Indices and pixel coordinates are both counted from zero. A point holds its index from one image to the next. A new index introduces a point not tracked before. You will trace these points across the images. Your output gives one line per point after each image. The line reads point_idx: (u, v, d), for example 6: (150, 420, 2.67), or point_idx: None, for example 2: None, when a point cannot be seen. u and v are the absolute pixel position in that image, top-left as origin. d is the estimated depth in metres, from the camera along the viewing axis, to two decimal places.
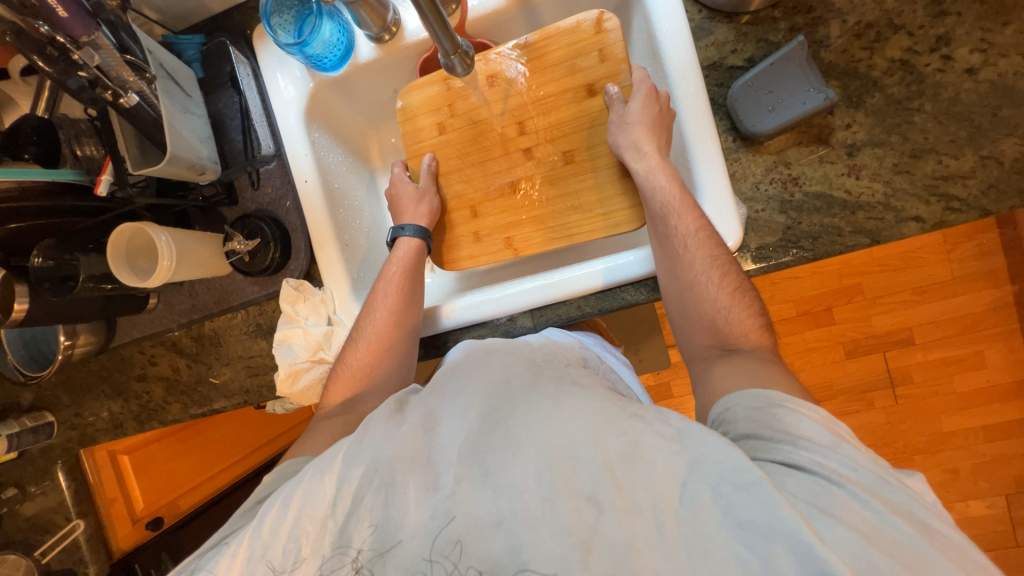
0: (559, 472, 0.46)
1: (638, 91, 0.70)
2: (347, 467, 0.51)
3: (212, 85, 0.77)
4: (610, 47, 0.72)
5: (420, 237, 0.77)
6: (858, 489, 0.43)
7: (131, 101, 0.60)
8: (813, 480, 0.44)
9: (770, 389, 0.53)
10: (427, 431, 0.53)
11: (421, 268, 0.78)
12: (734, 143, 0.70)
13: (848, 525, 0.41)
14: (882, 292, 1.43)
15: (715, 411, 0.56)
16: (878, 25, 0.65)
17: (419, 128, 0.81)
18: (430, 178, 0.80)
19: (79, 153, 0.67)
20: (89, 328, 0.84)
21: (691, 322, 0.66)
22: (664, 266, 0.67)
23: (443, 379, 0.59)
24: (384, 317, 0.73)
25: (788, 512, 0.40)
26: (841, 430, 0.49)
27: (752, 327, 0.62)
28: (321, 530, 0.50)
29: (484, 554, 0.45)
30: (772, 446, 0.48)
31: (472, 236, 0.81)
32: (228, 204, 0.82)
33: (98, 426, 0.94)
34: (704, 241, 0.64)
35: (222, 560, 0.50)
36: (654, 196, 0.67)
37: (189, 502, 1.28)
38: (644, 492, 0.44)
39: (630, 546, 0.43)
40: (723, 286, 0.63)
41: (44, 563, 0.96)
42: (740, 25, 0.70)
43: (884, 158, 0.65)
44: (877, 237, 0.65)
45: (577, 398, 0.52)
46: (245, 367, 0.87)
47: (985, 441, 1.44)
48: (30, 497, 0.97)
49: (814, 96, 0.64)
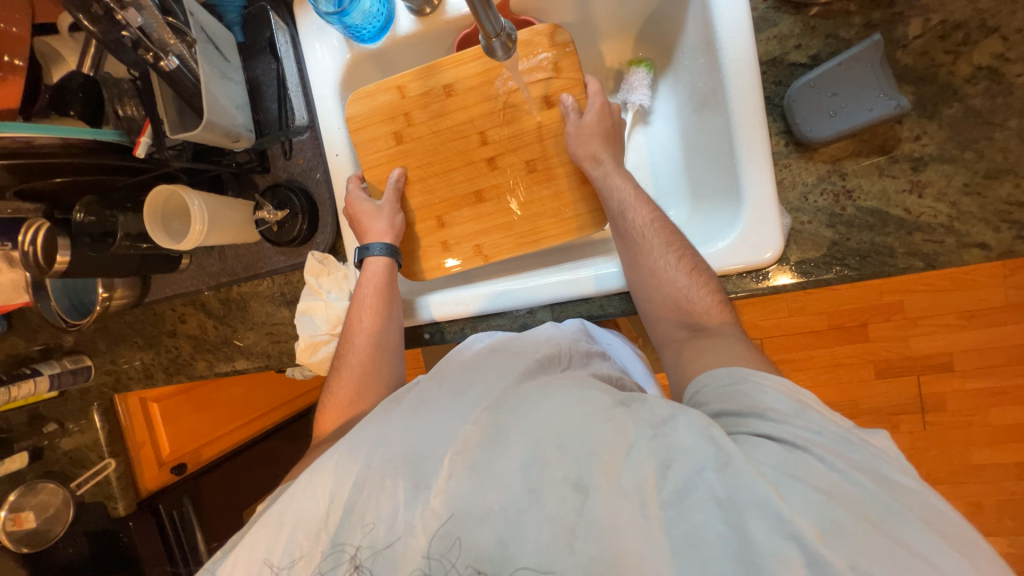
0: (545, 459, 0.46)
1: (592, 104, 0.73)
2: (339, 475, 0.51)
3: (251, 51, 0.76)
4: (563, 57, 0.73)
5: (387, 255, 0.75)
6: (824, 452, 0.43)
7: (171, 64, 0.60)
8: (781, 448, 0.44)
9: (735, 366, 0.53)
10: (414, 427, 0.53)
11: (394, 285, 0.76)
12: (786, 147, 0.65)
13: (816, 486, 0.41)
14: (926, 312, 1.35)
15: (690, 392, 0.55)
16: (968, 26, 0.59)
17: (378, 136, 0.78)
18: (396, 195, 0.77)
19: (120, 113, 0.69)
20: (125, 283, 0.88)
21: (656, 304, 0.64)
22: (625, 259, 0.67)
23: (444, 369, 0.62)
24: (363, 343, 0.73)
25: (757, 480, 0.40)
26: (806, 399, 0.48)
27: (712, 304, 0.61)
28: (315, 541, 0.50)
29: (474, 546, 0.44)
30: (741, 420, 0.47)
31: (440, 245, 0.80)
32: (260, 172, 0.82)
33: (131, 374, 0.99)
34: (660, 230, 0.66)
35: (226, 565, 0.51)
36: (608, 204, 0.70)
37: (212, 451, 1.31)
38: (628, 474, 0.44)
39: (613, 527, 0.42)
40: (681, 267, 0.63)
41: (79, 494, 1.04)
42: (808, 18, 0.64)
43: (954, 176, 0.60)
44: (933, 262, 0.61)
45: (564, 390, 0.51)
46: (268, 333, 0.89)
47: (1017, 479, 1.36)
48: (69, 432, 1.05)
49: (883, 103, 0.59)
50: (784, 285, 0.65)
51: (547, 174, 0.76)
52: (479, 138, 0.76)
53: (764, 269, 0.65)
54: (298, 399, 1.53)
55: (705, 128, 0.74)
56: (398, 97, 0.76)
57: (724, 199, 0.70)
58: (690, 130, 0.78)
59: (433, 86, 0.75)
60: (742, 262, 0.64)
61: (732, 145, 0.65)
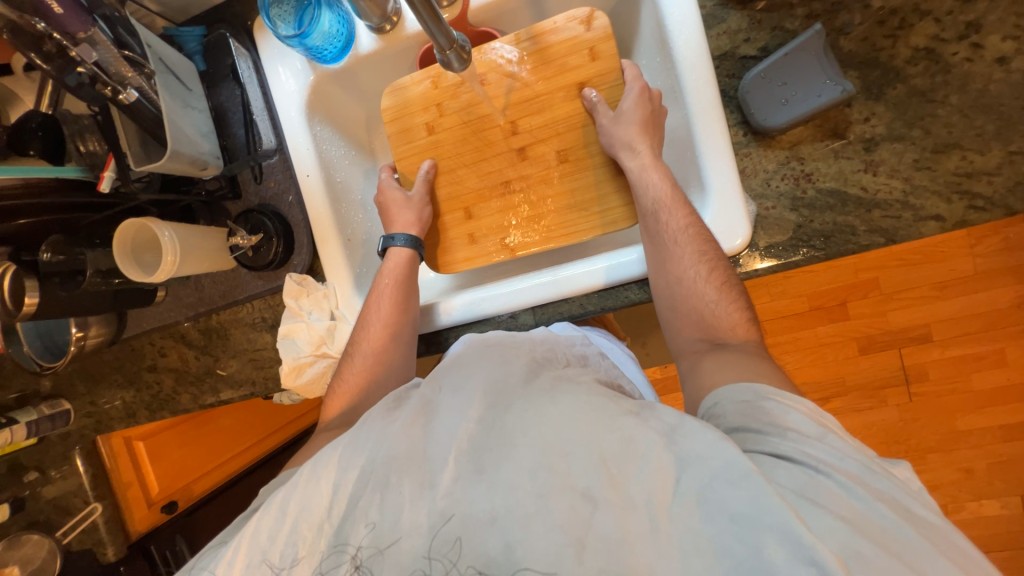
0: (554, 467, 0.46)
1: (632, 89, 0.71)
2: (344, 468, 0.51)
3: (213, 78, 0.76)
4: (602, 44, 0.73)
5: (411, 247, 0.77)
6: (845, 479, 0.43)
7: (130, 97, 0.60)
8: (801, 470, 0.44)
9: (755, 382, 0.53)
10: (422, 426, 0.52)
11: (415, 278, 0.78)
12: (745, 137, 0.67)
13: (836, 514, 0.41)
14: (900, 287, 1.39)
15: (707, 404, 0.56)
16: (903, 11, 0.61)
17: (411, 126, 0.80)
18: (427, 184, 0.79)
19: (81, 149, 0.67)
20: (100, 320, 0.86)
21: (679, 315, 0.65)
22: (653, 262, 0.67)
23: (443, 370, 0.60)
24: (378, 331, 0.73)
25: (776, 502, 0.40)
26: (827, 423, 0.49)
27: (738, 321, 0.62)
28: (317, 534, 0.50)
29: (479, 550, 0.44)
30: (761, 438, 0.48)
31: (467, 238, 0.81)
32: (231, 198, 0.82)
33: (112, 413, 0.97)
34: (694, 237, 0.64)
35: (222, 563, 0.50)
36: (642, 199, 0.68)
37: (203, 487, 1.30)
38: (638, 487, 0.45)
39: (624, 542, 0.42)
40: (710, 280, 0.63)
41: (65, 543, 1.01)
42: (754, 12, 0.67)
43: (905, 153, 0.62)
44: (893, 237, 0.63)
45: (570, 394, 0.52)
46: (251, 360, 0.88)
47: (1001, 441, 1.40)
48: (51, 480, 1.02)
49: (830, 89, 0.61)
50: (754, 271, 0.67)
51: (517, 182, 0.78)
52: (506, 129, 0.77)
53: (736, 255, 0.67)
54: (291, 425, 1.49)
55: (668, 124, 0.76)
56: (432, 87, 0.78)
57: (694, 190, 0.72)
58: None
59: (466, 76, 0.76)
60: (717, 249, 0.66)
61: (693, 139, 0.67)
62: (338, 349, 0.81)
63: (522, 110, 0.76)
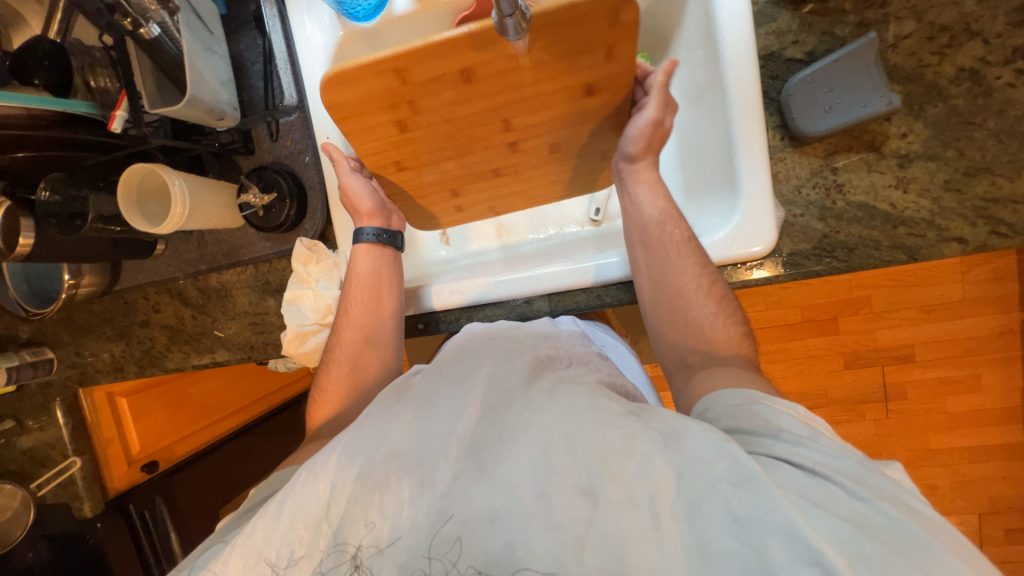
0: (556, 465, 0.46)
1: (651, 99, 0.65)
2: (342, 467, 0.50)
3: (234, 24, 0.74)
4: (622, 45, 0.58)
5: (382, 240, 0.75)
6: (844, 477, 0.43)
7: (152, 32, 0.56)
8: (801, 473, 0.44)
9: (745, 389, 0.54)
10: (419, 420, 0.52)
11: (383, 281, 0.75)
12: (782, 142, 0.67)
13: (839, 515, 0.41)
14: (891, 306, 1.42)
15: (698, 411, 0.56)
16: (953, 29, 0.61)
17: (375, 126, 0.64)
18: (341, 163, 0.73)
19: (92, 84, 0.64)
20: (94, 269, 0.82)
21: (676, 327, 0.65)
22: (648, 274, 0.67)
23: (445, 363, 0.60)
24: (348, 336, 0.73)
25: (778, 499, 0.40)
26: (817, 425, 0.50)
27: (733, 335, 0.64)
28: (315, 533, 0.49)
29: (480, 549, 0.44)
30: (756, 440, 0.47)
31: (455, 209, 0.82)
32: (244, 153, 0.78)
33: (98, 366, 0.94)
34: (695, 251, 0.66)
35: (218, 563, 0.50)
36: (643, 212, 0.69)
37: (185, 449, 1.23)
38: (640, 485, 0.44)
39: (625, 541, 0.42)
40: (711, 293, 0.64)
41: (40, 496, 0.98)
42: (803, 15, 0.66)
43: (936, 173, 0.63)
44: (915, 255, 0.63)
45: (573, 395, 0.52)
46: (251, 323, 0.85)
47: (968, 461, 1.46)
48: (28, 430, 0.99)
49: (876, 100, 0.61)
50: (774, 277, 0.67)
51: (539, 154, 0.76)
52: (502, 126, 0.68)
53: (758, 261, 0.67)
54: (276, 393, 1.47)
55: (700, 122, 0.75)
56: (398, 83, 0.59)
57: (720, 195, 0.71)
58: (682, 124, 0.80)
59: (446, 71, 0.58)
60: (739, 254, 0.66)
61: (730, 142, 0.67)
62: None
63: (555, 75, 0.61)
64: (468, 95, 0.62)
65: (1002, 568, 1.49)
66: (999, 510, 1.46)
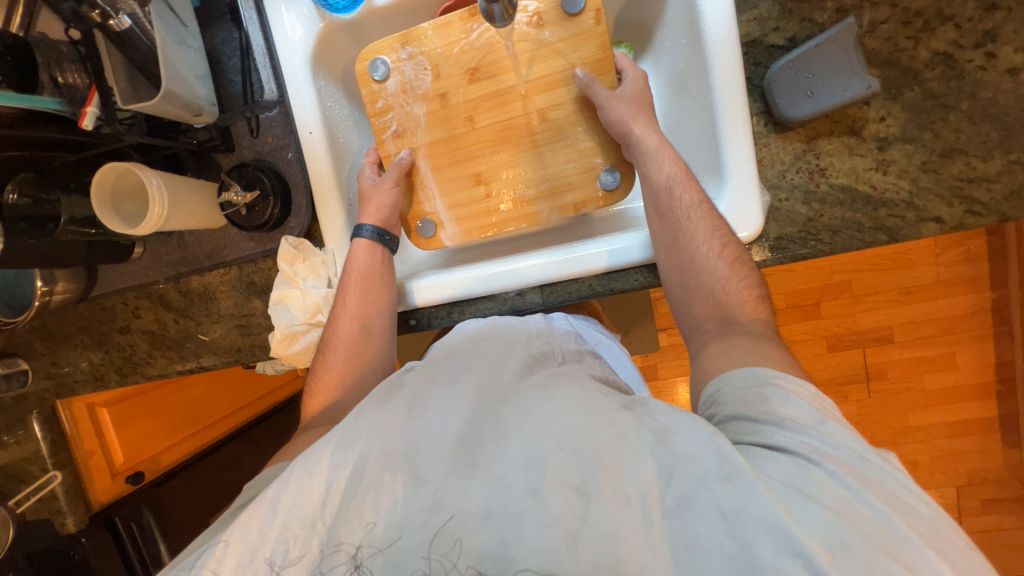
0: (548, 461, 0.45)
1: (614, 100, 0.68)
2: (335, 464, 0.49)
3: (206, 16, 0.70)
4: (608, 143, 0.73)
5: (375, 239, 0.75)
6: (836, 467, 0.43)
7: (122, 24, 0.55)
8: (790, 460, 0.44)
9: (758, 366, 0.53)
10: (411, 419, 0.51)
11: (383, 268, 0.75)
12: (765, 128, 0.68)
13: (827, 506, 0.41)
14: (870, 289, 1.46)
15: (709, 391, 0.55)
16: (926, 14, 0.63)
17: (461, 188, 0.77)
18: (399, 173, 0.75)
19: (59, 80, 0.60)
20: (68, 275, 0.79)
21: (690, 292, 0.64)
22: (663, 240, 0.66)
23: (438, 362, 0.59)
24: (347, 324, 0.72)
25: (763, 495, 0.40)
26: (827, 408, 0.49)
27: (748, 297, 0.62)
28: (309, 531, 0.48)
29: (471, 545, 0.43)
30: (757, 428, 0.47)
31: (473, 179, 0.76)
32: (223, 150, 0.76)
33: (76, 375, 0.91)
34: (707, 213, 0.64)
35: (211, 563, 0.48)
36: (652, 179, 0.67)
37: (171, 458, 1.20)
38: (632, 482, 0.44)
39: (615, 535, 0.42)
40: (723, 255, 0.63)
41: (19, 513, 0.95)
42: (784, 1, 0.67)
43: (914, 155, 0.64)
44: (895, 235, 0.65)
45: (567, 390, 0.51)
46: (237, 326, 0.83)
47: (945, 436, 1.51)
48: (3, 445, 0.95)
49: (855, 84, 0.62)
50: (762, 262, 0.68)
51: (474, 25, 0.72)
52: (529, 135, 0.74)
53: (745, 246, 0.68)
54: (265, 397, 1.43)
55: (685, 109, 0.76)
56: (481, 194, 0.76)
57: (707, 181, 0.72)
58: (667, 113, 0.80)
59: (497, 188, 0.76)
60: None
61: (715, 127, 0.67)
62: None
63: (561, 152, 0.74)
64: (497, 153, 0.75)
65: (978, 535, 1.55)
66: (976, 482, 1.52)
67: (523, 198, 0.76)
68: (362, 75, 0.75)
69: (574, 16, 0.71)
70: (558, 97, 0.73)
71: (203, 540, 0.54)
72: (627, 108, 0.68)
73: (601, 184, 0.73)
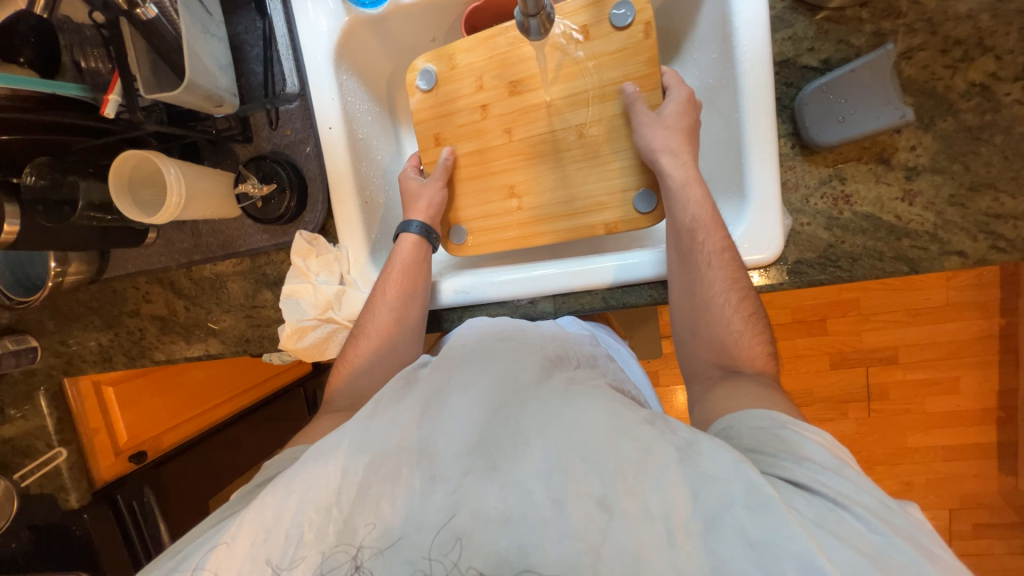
0: (570, 472, 0.45)
1: (656, 127, 0.67)
2: (353, 457, 0.50)
3: (233, 4, 0.71)
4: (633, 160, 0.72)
5: (419, 235, 0.74)
6: (862, 511, 0.43)
7: (149, 13, 0.54)
8: (818, 501, 0.43)
9: (771, 411, 0.53)
10: (427, 419, 0.51)
11: (425, 265, 0.74)
12: (793, 150, 0.67)
13: (855, 547, 0.40)
14: (879, 309, 1.45)
15: (720, 426, 0.55)
16: (966, 43, 0.61)
17: (489, 193, 0.77)
18: (445, 172, 0.76)
19: (82, 65, 0.60)
20: (81, 257, 0.79)
21: (700, 338, 0.65)
22: (680, 283, 0.66)
23: (456, 362, 0.58)
24: (383, 316, 0.71)
25: (796, 530, 0.40)
26: (842, 457, 0.49)
27: (759, 353, 0.62)
28: (325, 517, 0.48)
29: (488, 549, 0.43)
30: (777, 463, 0.47)
31: (506, 191, 0.76)
32: (241, 141, 0.76)
33: (84, 355, 0.91)
34: (727, 263, 0.63)
35: (222, 547, 0.48)
36: (678, 218, 0.66)
37: (174, 439, 1.19)
38: (655, 499, 0.44)
39: (639, 554, 0.42)
40: (738, 309, 0.63)
41: (24, 485, 0.97)
42: (819, 21, 0.66)
43: (942, 187, 0.63)
44: (916, 267, 0.64)
45: (588, 399, 0.52)
46: (247, 316, 0.83)
47: (943, 460, 1.51)
48: (11, 419, 0.96)
49: (889, 112, 0.61)
50: (779, 285, 0.67)
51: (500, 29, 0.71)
52: (551, 144, 0.74)
53: (761, 267, 0.67)
54: (269, 380, 1.43)
55: (710, 124, 0.75)
56: (511, 202, 0.76)
57: (731, 198, 0.71)
58: None
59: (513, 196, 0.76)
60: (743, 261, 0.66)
61: (741, 145, 0.66)
62: (345, 315, 0.78)
63: (585, 166, 0.73)
64: (515, 159, 0.75)
65: (967, 559, 1.56)
66: (970, 506, 1.52)
67: (546, 212, 0.75)
68: (412, 87, 0.77)
69: (604, 29, 0.70)
70: (581, 107, 0.72)
71: (209, 524, 0.55)
72: (665, 135, 0.66)
73: (636, 208, 0.72)
